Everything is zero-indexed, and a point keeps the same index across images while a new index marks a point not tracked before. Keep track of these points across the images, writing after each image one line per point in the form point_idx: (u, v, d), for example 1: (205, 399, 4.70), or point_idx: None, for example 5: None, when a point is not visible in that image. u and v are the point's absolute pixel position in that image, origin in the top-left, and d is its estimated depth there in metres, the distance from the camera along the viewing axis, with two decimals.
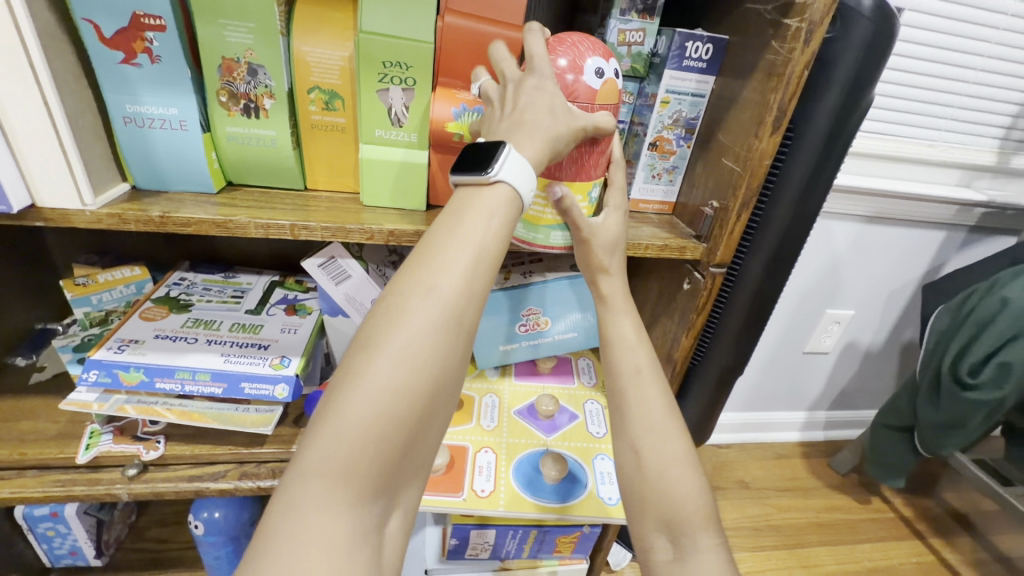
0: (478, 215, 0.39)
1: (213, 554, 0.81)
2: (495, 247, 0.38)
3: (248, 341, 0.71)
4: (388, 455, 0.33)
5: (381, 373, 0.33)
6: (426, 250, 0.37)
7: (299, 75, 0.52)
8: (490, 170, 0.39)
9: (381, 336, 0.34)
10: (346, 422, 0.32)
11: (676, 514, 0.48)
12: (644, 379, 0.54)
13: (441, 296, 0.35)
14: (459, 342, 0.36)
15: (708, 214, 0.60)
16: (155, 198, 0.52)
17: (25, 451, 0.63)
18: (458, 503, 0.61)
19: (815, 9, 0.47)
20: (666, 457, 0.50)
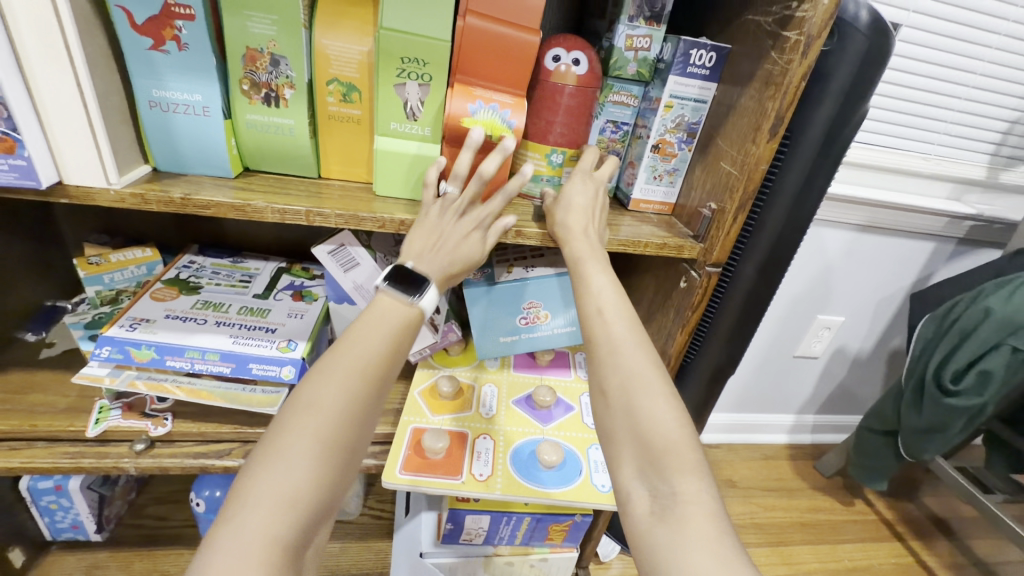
0: (391, 320, 0.51)
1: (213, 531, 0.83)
2: (401, 340, 0.50)
3: (256, 324, 0.73)
4: (319, 489, 0.40)
5: (314, 418, 0.42)
6: (312, 379, 0.45)
7: (319, 67, 0.54)
8: (417, 296, 0.52)
9: (314, 393, 0.43)
10: (285, 458, 0.40)
11: (653, 459, 0.46)
12: (612, 320, 0.53)
13: (328, 421, 0.42)
14: (342, 459, 0.42)
15: (706, 215, 0.63)
16: (175, 180, 0.54)
17: (35, 423, 0.65)
18: (456, 486, 0.63)
19: (812, 23, 0.50)
20: (640, 397, 0.48)
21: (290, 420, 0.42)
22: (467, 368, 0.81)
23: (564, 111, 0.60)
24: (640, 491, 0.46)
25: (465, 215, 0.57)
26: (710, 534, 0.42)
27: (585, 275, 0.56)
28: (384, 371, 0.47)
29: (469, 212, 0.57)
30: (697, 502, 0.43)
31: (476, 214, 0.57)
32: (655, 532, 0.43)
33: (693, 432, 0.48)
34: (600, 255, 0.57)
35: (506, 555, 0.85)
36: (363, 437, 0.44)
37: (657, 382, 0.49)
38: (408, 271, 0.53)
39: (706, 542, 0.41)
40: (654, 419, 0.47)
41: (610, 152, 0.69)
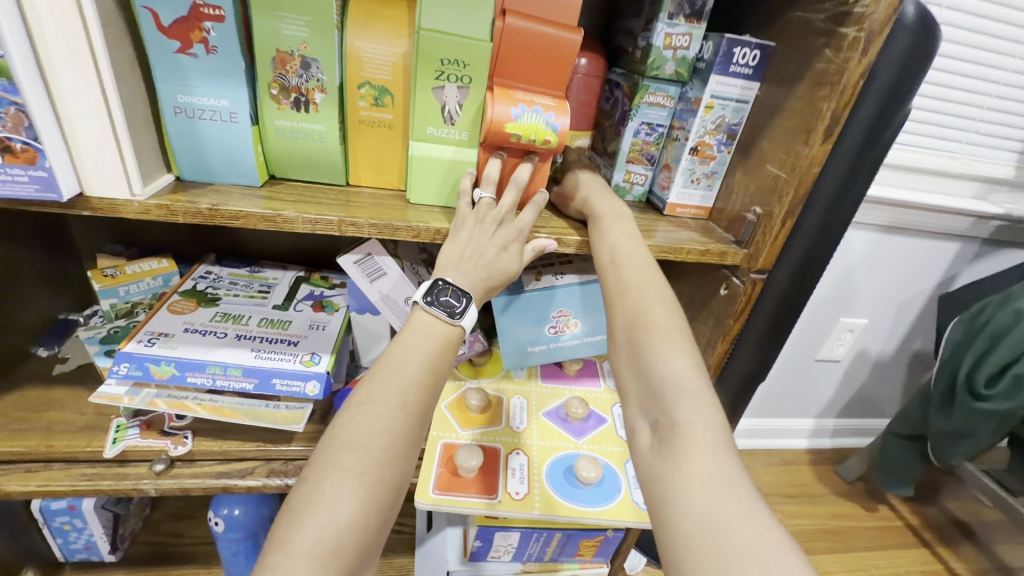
0: (434, 341, 0.49)
1: (231, 550, 0.80)
2: (444, 364, 0.48)
3: (278, 337, 0.70)
4: (371, 521, 0.38)
5: (365, 444, 0.40)
6: (349, 413, 0.42)
7: (351, 70, 0.51)
8: (460, 316, 0.50)
9: (362, 417, 0.41)
10: (336, 490, 0.37)
11: (654, 391, 0.46)
12: (622, 264, 0.53)
13: (370, 460, 0.39)
14: (390, 495, 0.39)
15: (750, 220, 0.61)
16: (201, 190, 0.51)
17: (51, 443, 0.62)
18: (493, 505, 0.61)
19: (872, 19, 0.47)
20: (643, 334, 0.49)
21: (328, 461, 0.39)
22: (493, 380, 0.79)
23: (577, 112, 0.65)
24: (644, 425, 0.46)
25: (503, 223, 0.54)
26: (710, 461, 0.41)
27: (598, 229, 0.57)
28: (428, 396, 0.45)
29: (506, 222, 0.54)
30: (696, 430, 0.42)
31: (512, 225, 0.54)
32: (654, 463, 0.43)
33: (700, 367, 0.46)
34: (621, 211, 0.57)
35: (534, 572, 0.82)
36: (407, 471, 0.41)
37: (666, 313, 0.49)
38: (447, 291, 0.51)
39: (701, 470, 0.40)
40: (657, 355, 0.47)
41: (643, 155, 0.67)
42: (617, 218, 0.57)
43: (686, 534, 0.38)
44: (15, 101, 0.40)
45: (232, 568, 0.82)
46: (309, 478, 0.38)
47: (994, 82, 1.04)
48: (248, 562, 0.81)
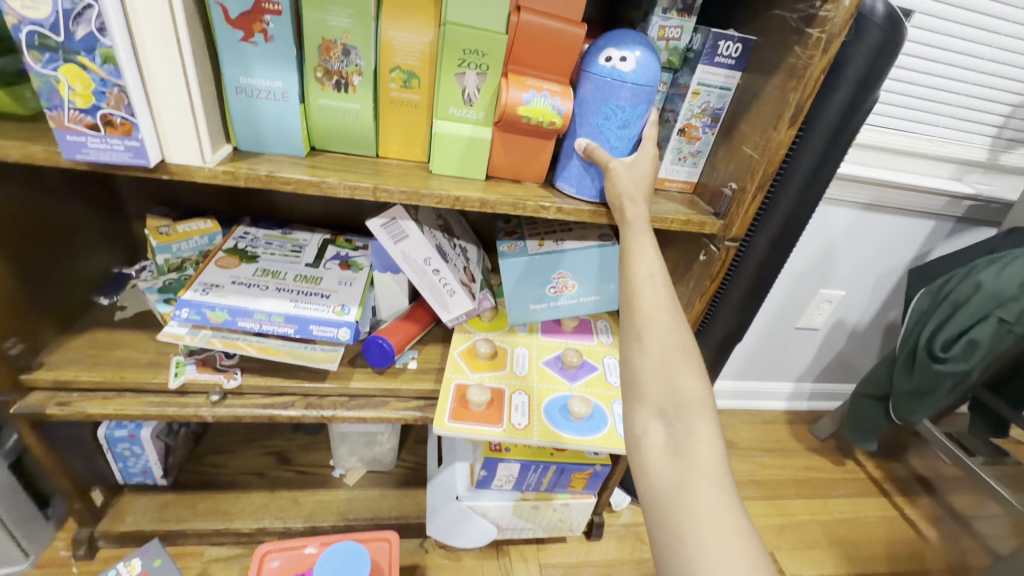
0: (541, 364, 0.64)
1: (620, 57, 0.59)
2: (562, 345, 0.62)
3: (312, 290, 0.80)
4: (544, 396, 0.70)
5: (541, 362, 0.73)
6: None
7: (385, 56, 0.60)
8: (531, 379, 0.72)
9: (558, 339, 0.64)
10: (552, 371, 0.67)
11: (676, 403, 0.51)
12: (663, 468, 0.48)
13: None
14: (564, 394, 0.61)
15: (727, 194, 0.69)
16: (256, 158, 0.60)
17: (124, 375, 0.74)
18: (500, 433, 0.72)
19: (833, 22, 0.55)
20: (673, 485, 0.47)
21: (619, 164, 0.62)
22: (499, 333, 0.89)
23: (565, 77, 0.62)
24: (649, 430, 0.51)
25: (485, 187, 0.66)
26: (723, 519, 0.43)
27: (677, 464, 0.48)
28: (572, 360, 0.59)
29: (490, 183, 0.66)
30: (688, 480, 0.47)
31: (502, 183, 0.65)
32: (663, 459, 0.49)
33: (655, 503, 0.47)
34: (674, 361, 0.52)
35: (531, 499, 0.95)
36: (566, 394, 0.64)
37: (665, 509, 0.46)
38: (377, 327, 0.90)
39: (708, 478, 0.46)
40: (674, 327, 0.54)
41: None
42: (689, 492, 0.46)
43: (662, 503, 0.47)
44: (118, 83, 0.48)
45: (622, 130, 0.63)
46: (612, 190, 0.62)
47: (980, 55, 1.07)
48: (635, 128, 0.64)
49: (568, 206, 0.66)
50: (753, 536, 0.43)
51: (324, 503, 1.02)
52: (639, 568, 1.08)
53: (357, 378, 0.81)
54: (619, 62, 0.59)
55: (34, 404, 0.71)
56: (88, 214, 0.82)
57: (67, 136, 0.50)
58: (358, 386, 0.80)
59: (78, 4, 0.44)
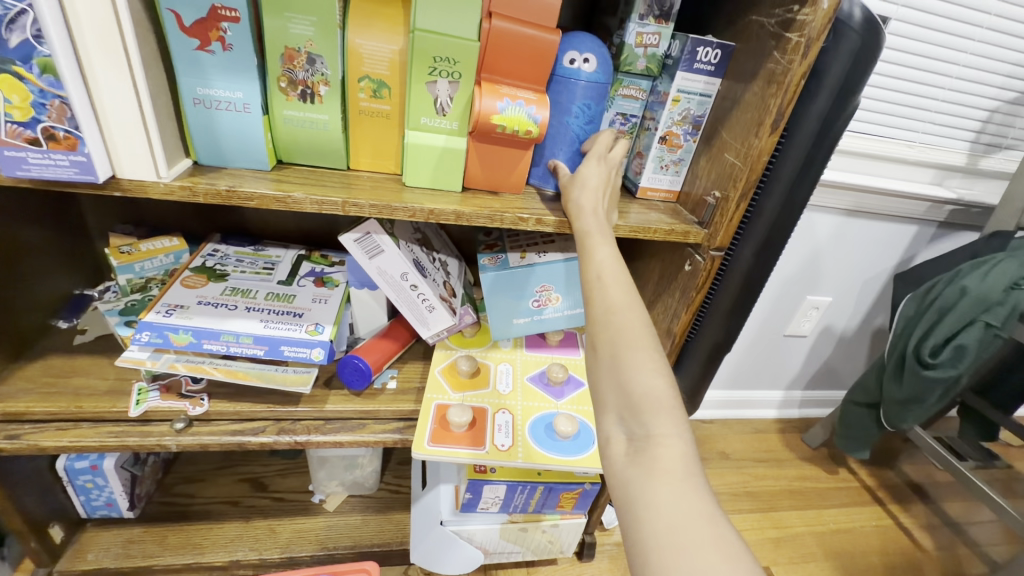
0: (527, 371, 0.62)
1: (583, 59, 0.63)
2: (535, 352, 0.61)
3: (284, 309, 0.77)
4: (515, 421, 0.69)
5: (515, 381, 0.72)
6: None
7: (352, 65, 0.58)
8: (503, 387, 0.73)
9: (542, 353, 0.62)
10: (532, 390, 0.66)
11: (631, 404, 0.48)
12: (628, 476, 0.45)
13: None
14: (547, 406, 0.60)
15: (710, 203, 0.67)
16: (217, 173, 0.57)
17: (80, 404, 0.69)
18: (482, 455, 0.69)
19: (811, 25, 0.54)
20: (638, 492, 0.44)
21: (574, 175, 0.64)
22: (481, 349, 0.86)
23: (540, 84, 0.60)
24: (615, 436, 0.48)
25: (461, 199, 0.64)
26: (696, 529, 0.40)
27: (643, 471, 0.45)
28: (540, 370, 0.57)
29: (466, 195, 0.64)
30: (655, 485, 0.43)
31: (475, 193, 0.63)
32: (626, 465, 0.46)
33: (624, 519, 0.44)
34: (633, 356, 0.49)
35: (519, 522, 0.91)
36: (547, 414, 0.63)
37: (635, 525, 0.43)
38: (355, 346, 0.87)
39: (670, 483, 0.43)
40: (631, 320, 0.52)
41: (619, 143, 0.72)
42: (652, 497, 0.43)
43: (630, 514, 0.44)
44: (59, 95, 0.45)
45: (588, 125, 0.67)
46: (572, 200, 0.63)
47: (956, 60, 1.08)
48: (597, 126, 0.67)
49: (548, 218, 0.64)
50: (727, 543, 0.39)
51: (303, 532, 0.97)
52: None
53: (332, 401, 0.77)
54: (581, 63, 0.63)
55: None
56: (52, 236, 0.78)
57: (5, 152, 0.47)
58: (333, 410, 0.77)
59: (12, 10, 0.41)
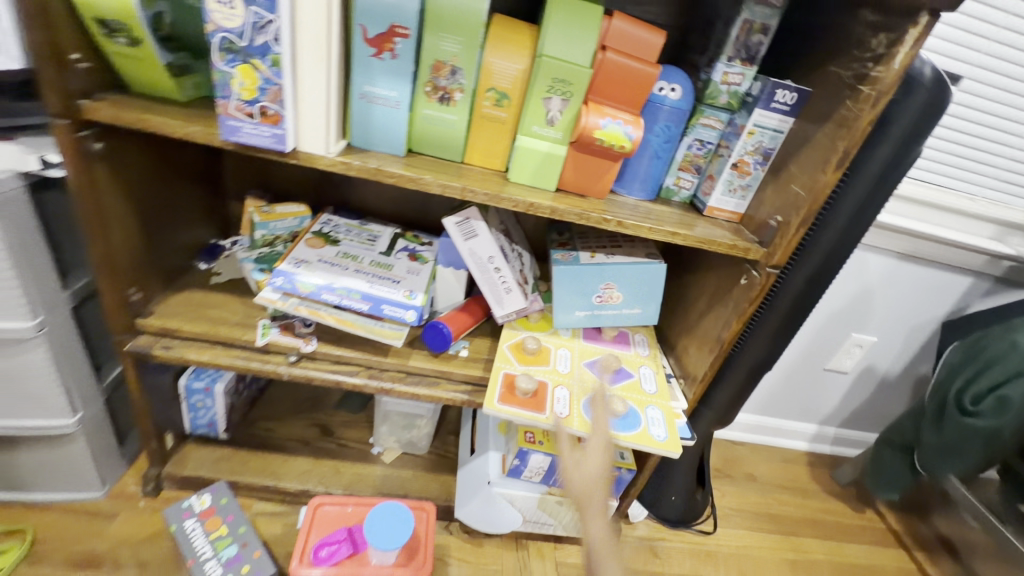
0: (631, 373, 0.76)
1: (671, 89, 0.75)
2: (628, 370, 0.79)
3: (385, 275, 0.90)
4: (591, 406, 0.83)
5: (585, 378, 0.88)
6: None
7: (484, 78, 0.70)
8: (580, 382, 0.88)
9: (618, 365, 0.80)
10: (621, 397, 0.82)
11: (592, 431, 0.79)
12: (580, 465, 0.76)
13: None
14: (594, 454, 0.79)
15: (772, 225, 0.76)
16: (365, 154, 0.71)
17: (218, 330, 0.84)
18: (543, 419, 0.80)
19: (883, 81, 0.62)
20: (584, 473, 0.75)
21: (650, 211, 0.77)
22: (544, 333, 0.97)
23: (636, 107, 0.71)
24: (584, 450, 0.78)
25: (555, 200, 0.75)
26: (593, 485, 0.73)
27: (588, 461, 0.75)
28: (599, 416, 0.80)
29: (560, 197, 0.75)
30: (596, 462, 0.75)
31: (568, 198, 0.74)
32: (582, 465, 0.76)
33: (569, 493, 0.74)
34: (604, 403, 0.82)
35: (556, 495, 1.01)
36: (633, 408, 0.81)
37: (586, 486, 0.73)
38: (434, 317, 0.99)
39: (601, 467, 0.75)
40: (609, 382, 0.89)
41: (693, 165, 0.83)
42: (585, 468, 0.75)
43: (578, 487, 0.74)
44: (277, 82, 0.59)
45: (665, 144, 0.79)
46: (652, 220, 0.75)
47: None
48: (673, 145, 0.79)
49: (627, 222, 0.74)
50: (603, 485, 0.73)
51: (363, 476, 1.10)
52: None
53: (414, 358, 0.90)
54: (667, 90, 0.75)
55: (141, 345, 0.82)
56: (198, 188, 0.94)
57: (228, 121, 0.61)
58: (415, 365, 0.89)
59: (263, 19, 0.56)
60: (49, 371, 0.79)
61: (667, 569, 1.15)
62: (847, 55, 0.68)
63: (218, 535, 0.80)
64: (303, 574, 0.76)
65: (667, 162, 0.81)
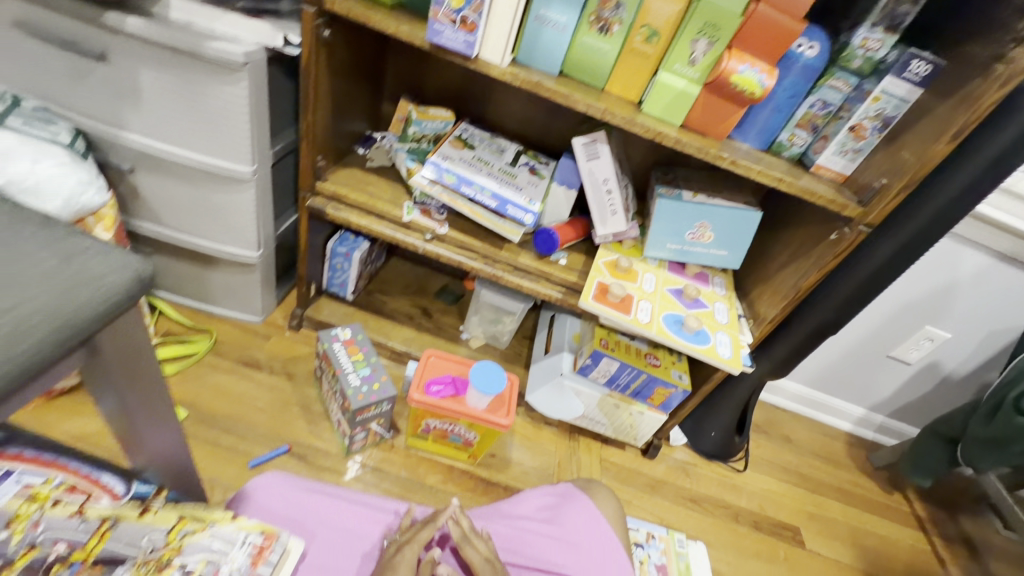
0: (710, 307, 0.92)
1: (809, 46, 0.82)
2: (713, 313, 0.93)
3: (510, 181, 1.06)
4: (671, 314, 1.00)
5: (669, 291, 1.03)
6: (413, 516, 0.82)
7: (641, 15, 0.81)
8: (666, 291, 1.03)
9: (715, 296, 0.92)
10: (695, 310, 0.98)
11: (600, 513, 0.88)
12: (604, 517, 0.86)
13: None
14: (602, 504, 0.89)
15: (875, 187, 0.84)
16: (527, 69, 0.84)
17: (375, 203, 1.04)
18: (627, 319, 0.96)
19: (1018, 62, 0.67)
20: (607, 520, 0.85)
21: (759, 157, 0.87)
22: (635, 258, 1.09)
23: (773, 58, 0.79)
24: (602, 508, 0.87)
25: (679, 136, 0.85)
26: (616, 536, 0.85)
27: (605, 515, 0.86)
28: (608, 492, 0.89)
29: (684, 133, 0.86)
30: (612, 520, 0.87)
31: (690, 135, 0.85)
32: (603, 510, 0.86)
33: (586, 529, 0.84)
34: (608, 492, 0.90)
35: (614, 399, 1.19)
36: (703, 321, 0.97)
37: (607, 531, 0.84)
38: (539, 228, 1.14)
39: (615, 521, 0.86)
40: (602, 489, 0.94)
41: (810, 124, 0.88)
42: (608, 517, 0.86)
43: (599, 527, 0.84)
44: None
45: (790, 98, 0.86)
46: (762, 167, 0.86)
47: None
48: (798, 101, 0.87)
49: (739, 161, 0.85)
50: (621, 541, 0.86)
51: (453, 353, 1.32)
52: (679, 492, 1.30)
53: (523, 256, 1.07)
54: (805, 48, 0.82)
55: (319, 204, 1.05)
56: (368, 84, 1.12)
57: (434, 25, 0.77)
58: (523, 262, 1.06)
59: None
60: (251, 210, 1.02)
61: (694, 487, 1.32)
62: (991, 35, 0.72)
63: (356, 358, 1.03)
64: (418, 397, 0.99)
65: (787, 118, 0.88)
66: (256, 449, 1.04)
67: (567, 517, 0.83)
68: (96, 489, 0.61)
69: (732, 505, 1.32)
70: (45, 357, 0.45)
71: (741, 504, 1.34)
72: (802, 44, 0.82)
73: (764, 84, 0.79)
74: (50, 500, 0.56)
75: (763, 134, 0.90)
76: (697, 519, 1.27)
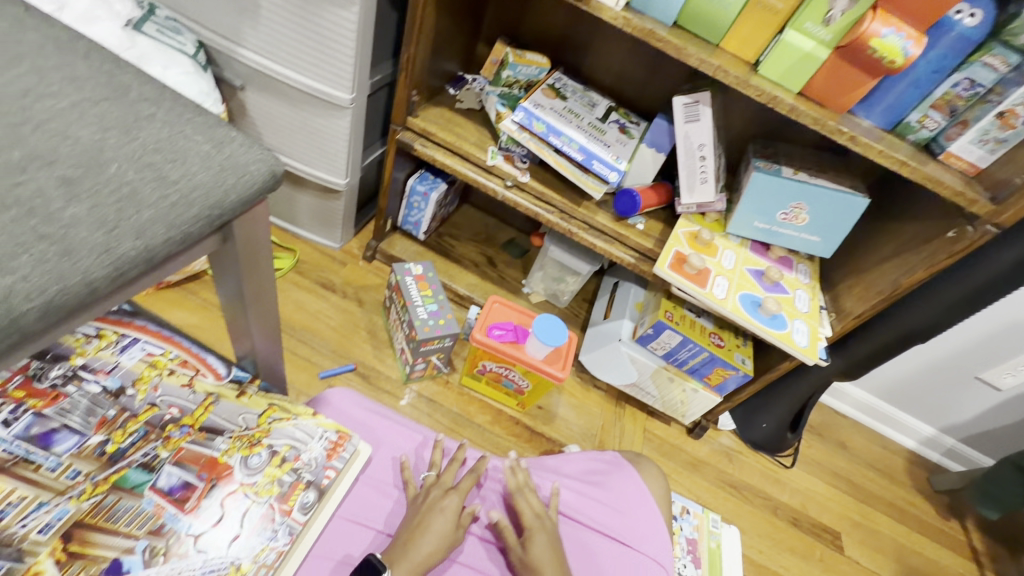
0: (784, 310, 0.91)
1: (969, 14, 0.72)
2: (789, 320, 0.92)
3: (599, 137, 1.03)
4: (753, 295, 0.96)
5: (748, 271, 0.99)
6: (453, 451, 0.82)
7: None
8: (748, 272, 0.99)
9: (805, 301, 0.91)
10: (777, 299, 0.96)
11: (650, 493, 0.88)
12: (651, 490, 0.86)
13: (553, 531, 0.73)
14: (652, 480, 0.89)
15: (1015, 183, 0.75)
16: (640, 15, 0.80)
17: (461, 144, 1.05)
18: (701, 292, 0.94)
19: None
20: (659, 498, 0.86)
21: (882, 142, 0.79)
22: (717, 233, 1.04)
23: (924, 24, 0.71)
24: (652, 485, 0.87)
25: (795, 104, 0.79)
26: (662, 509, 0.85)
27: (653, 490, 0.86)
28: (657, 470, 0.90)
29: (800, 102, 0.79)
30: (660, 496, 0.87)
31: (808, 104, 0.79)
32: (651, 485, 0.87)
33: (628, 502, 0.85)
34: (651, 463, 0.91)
35: (670, 372, 1.18)
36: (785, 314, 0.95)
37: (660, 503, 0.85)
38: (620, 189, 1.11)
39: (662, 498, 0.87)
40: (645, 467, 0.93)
41: (949, 106, 0.79)
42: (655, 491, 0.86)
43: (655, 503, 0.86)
44: None
45: (932, 73, 0.78)
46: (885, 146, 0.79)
47: None
48: (941, 77, 0.78)
49: (859, 137, 0.78)
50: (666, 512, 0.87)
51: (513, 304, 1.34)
52: (719, 476, 1.29)
53: (600, 216, 1.05)
54: (964, 16, 0.72)
55: (409, 138, 1.07)
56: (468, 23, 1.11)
57: None
58: (599, 221, 1.05)
59: None
60: (345, 137, 1.06)
61: (735, 474, 1.30)
62: None
63: (425, 293, 1.09)
64: (481, 338, 1.02)
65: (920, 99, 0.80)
66: (326, 363, 1.12)
67: (614, 484, 0.84)
68: (203, 366, 0.66)
69: (772, 498, 1.30)
70: (188, 230, 0.49)
71: (782, 499, 1.31)
72: (962, 10, 0.72)
73: (907, 53, 0.72)
74: (167, 368, 0.64)
75: (887, 115, 0.82)
76: (733, 504, 1.26)
